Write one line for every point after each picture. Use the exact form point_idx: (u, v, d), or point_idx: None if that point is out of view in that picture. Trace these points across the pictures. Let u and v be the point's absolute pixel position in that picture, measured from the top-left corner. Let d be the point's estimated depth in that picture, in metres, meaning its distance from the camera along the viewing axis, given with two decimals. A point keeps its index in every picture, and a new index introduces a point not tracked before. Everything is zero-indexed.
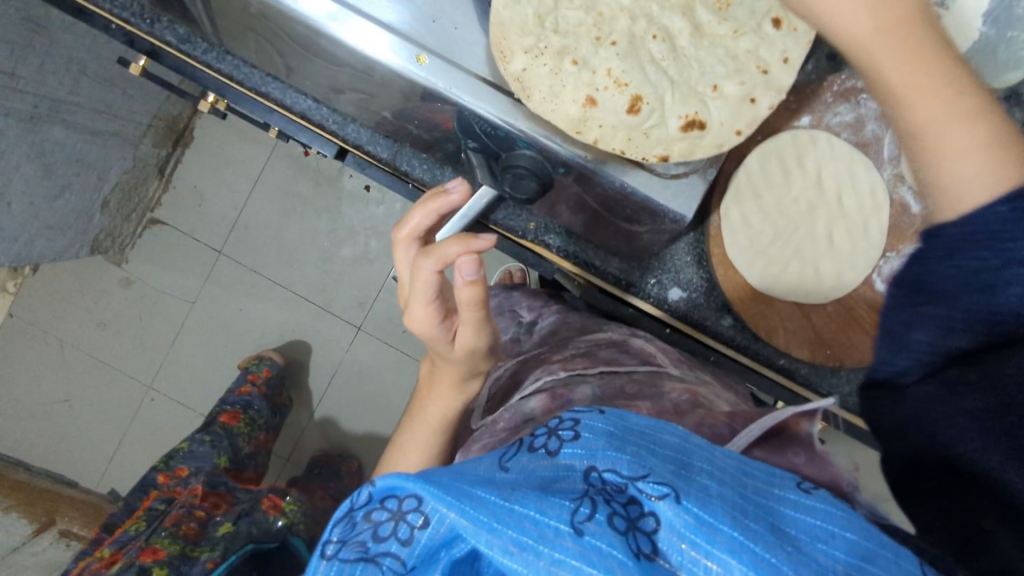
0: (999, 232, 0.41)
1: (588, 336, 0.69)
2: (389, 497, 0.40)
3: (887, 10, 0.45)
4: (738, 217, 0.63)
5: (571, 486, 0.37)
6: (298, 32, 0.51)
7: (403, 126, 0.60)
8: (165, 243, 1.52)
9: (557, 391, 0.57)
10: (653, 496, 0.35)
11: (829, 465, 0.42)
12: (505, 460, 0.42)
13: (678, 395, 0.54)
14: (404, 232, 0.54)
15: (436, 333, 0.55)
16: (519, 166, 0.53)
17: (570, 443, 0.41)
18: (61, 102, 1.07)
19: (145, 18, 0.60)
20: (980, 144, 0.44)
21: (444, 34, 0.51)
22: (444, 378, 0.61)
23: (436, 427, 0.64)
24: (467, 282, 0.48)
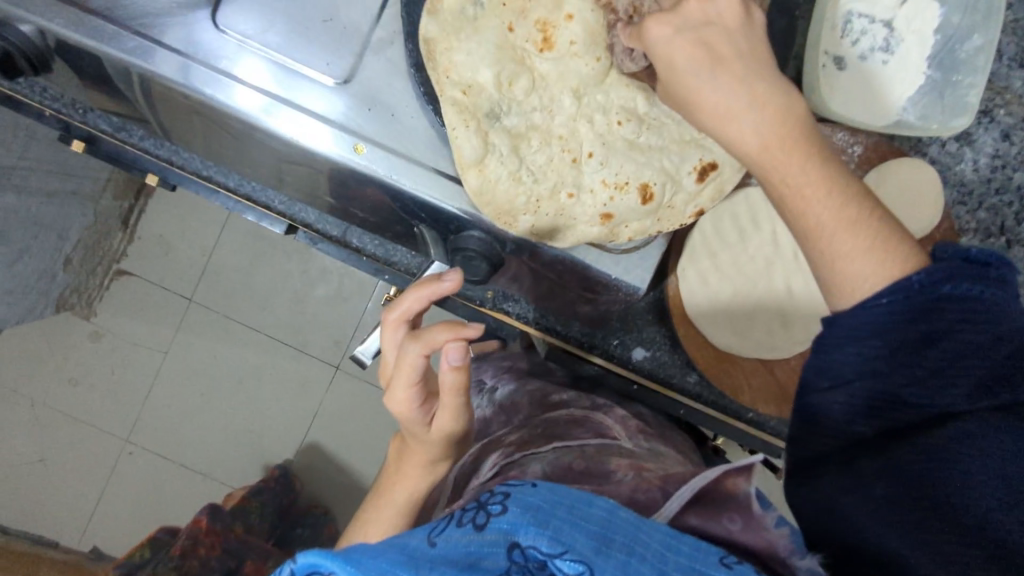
0: (883, 329, 0.40)
1: (548, 411, 0.68)
2: (313, 575, 0.41)
3: (754, 113, 0.44)
4: (695, 275, 0.61)
5: (490, 562, 0.40)
6: (229, 122, 0.51)
7: (350, 206, 0.58)
8: (133, 294, 1.49)
9: (508, 473, 0.56)
10: (568, 574, 0.39)
11: (764, 528, 0.44)
12: (434, 532, 0.44)
13: (623, 474, 0.53)
14: (394, 314, 0.53)
15: (414, 415, 0.56)
16: (468, 248, 0.52)
17: (497, 517, 0.43)
18: (10, 167, 1.05)
19: (78, 108, 0.59)
20: (866, 248, 0.42)
21: (384, 121, 0.50)
22: (413, 459, 0.62)
23: (399, 507, 0.64)
24: (451, 366, 0.50)
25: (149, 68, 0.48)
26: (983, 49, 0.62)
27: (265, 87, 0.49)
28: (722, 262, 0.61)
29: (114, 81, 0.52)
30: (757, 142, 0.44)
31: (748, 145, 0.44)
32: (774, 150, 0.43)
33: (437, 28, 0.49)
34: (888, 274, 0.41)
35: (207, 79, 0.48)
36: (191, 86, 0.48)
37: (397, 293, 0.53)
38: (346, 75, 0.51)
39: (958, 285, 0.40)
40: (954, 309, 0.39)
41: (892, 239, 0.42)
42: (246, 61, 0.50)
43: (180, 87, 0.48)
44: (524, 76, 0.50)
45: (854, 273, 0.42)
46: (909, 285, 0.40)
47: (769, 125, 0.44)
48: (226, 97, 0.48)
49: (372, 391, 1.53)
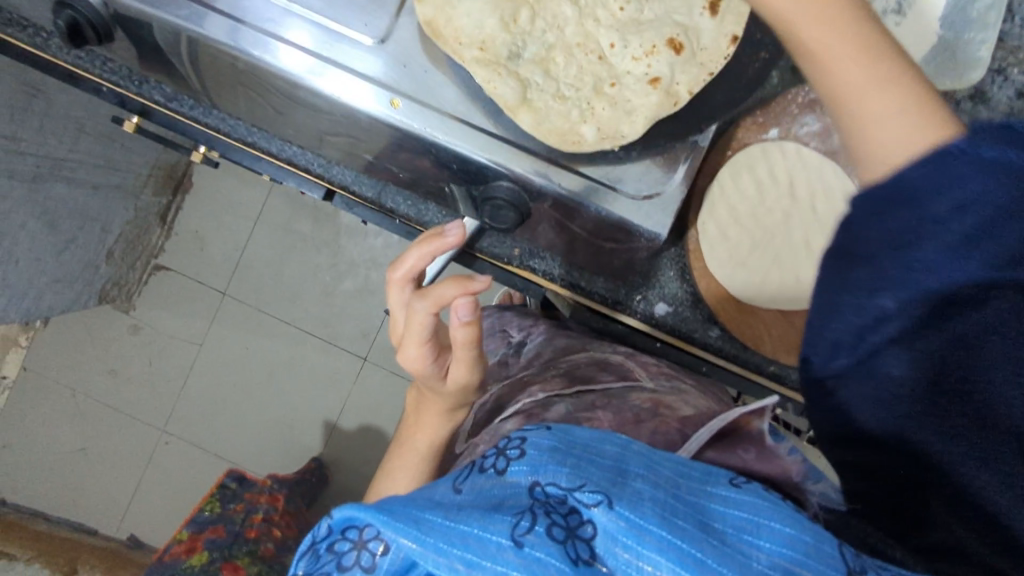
0: (917, 192, 0.45)
1: (569, 356, 0.72)
2: (349, 528, 0.40)
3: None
4: (715, 231, 0.64)
5: (513, 500, 0.39)
6: (276, 82, 0.53)
7: (385, 165, 0.61)
8: (171, 288, 1.55)
9: (533, 411, 0.59)
10: (589, 504, 0.37)
11: (778, 456, 0.46)
12: (459, 481, 0.43)
13: (642, 405, 0.59)
14: (398, 273, 0.57)
15: (428, 369, 0.58)
16: (497, 197, 0.55)
17: (515, 461, 0.42)
18: (62, 159, 1.11)
19: (134, 80, 0.63)
20: (902, 110, 0.48)
21: (414, 80, 0.53)
22: (432, 406, 0.65)
23: (424, 452, 0.67)
24: (461, 323, 0.52)
25: (201, 33, 0.51)
26: (992, 7, 0.63)
27: (307, 46, 0.51)
28: (738, 220, 0.64)
29: (165, 53, 0.56)
30: (800, 14, 0.48)
31: (792, 16, 0.49)
32: (819, 19, 0.48)
33: (433, 6, 0.50)
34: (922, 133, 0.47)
35: (255, 41, 0.51)
36: (240, 50, 0.51)
37: (404, 251, 0.57)
38: (382, 35, 0.52)
39: (989, 147, 0.45)
40: (993, 162, 0.44)
41: (934, 116, 0.47)
42: (292, 25, 0.51)
43: (230, 50, 0.51)
44: (523, 7, 0.52)
45: (891, 135, 0.48)
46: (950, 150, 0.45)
47: (822, 8, 0.48)
48: (273, 59, 0.51)
49: (398, 380, 1.56)
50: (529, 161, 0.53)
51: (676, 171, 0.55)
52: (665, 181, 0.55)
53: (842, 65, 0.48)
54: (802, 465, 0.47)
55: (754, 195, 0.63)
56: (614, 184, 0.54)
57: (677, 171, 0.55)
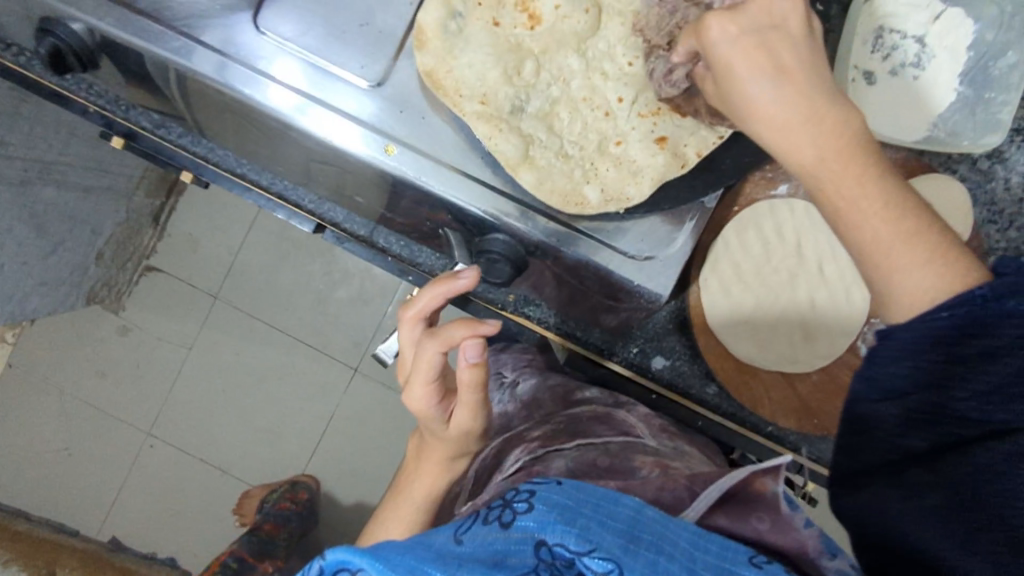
0: (950, 338, 0.43)
1: (572, 407, 0.69)
2: (342, 569, 0.42)
3: (818, 136, 0.45)
4: (717, 287, 0.63)
5: (517, 558, 0.41)
6: (262, 118, 0.51)
7: (380, 208, 0.59)
8: (161, 290, 1.52)
9: (533, 469, 0.56)
10: (596, 572, 0.39)
11: (795, 529, 0.46)
12: (460, 532, 0.45)
13: (648, 471, 0.54)
14: (410, 312, 0.56)
15: (432, 411, 0.58)
16: (493, 251, 0.52)
17: (522, 516, 0.43)
18: (52, 163, 1.08)
19: (121, 105, 0.61)
20: (923, 259, 0.46)
21: (411, 124, 0.50)
22: (433, 453, 0.65)
23: (419, 503, 0.66)
24: (469, 364, 0.52)
25: (189, 67, 0.48)
26: (1016, 68, 0.67)
27: (298, 86, 0.49)
28: (741, 278, 0.63)
29: (151, 79, 0.53)
30: (814, 159, 0.45)
31: (807, 161, 0.45)
32: (831, 166, 0.45)
33: (432, 61, 0.49)
34: (940, 286, 0.45)
35: (245, 78, 0.48)
36: (227, 85, 0.48)
37: (414, 292, 0.55)
38: (379, 78, 0.50)
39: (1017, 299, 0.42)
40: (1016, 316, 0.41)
41: (948, 252, 0.46)
42: (281, 61, 0.49)
43: (215, 84, 0.48)
44: (528, 61, 0.51)
45: (911, 284, 0.46)
46: (974, 299, 0.43)
47: (825, 141, 0.45)
48: (260, 96, 0.48)
49: (389, 394, 1.54)
50: (511, 205, 0.51)
51: (683, 231, 0.53)
52: (672, 242, 0.53)
53: (854, 209, 0.46)
54: (821, 539, 0.46)
55: (760, 254, 0.63)
56: (612, 243, 0.52)
57: (684, 231, 0.53)
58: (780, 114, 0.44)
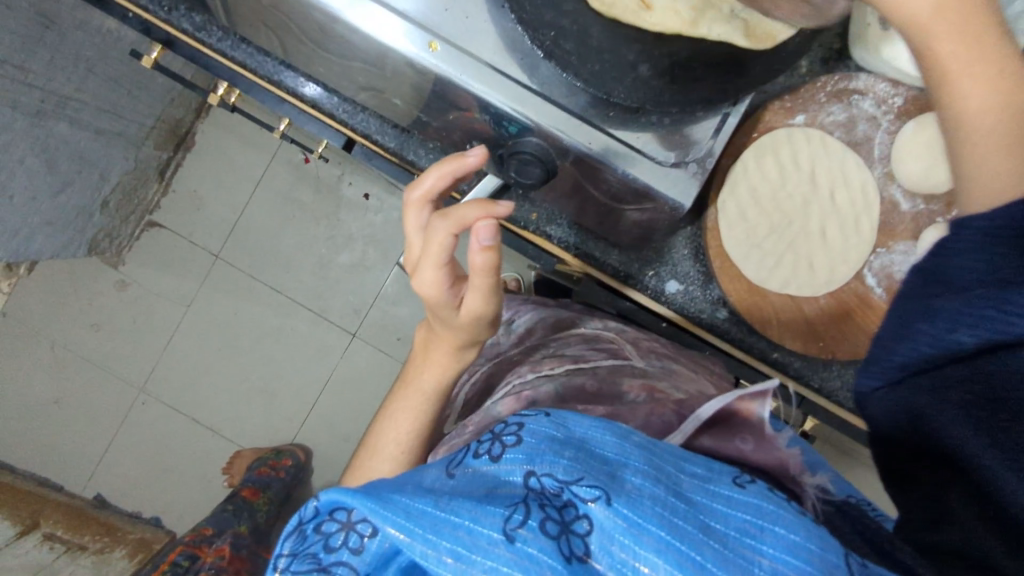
0: (998, 232, 0.40)
1: (562, 335, 0.71)
2: (337, 509, 0.38)
3: (957, 8, 0.41)
4: (734, 209, 0.62)
5: (510, 491, 0.37)
6: (310, 12, 0.52)
7: (415, 113, 0.61)
8: (163, 246, 1.52)
9: (521, 392, 0.58)
10: (586, 499, 0.34)
11: (776, 448, 0.44)
12: (451, 466, 0.41)
13: (636, 395, 0.54)
14: (417, 194, 0.51)
15: (443, 297, 0.52)
16: (525, 150, 0.54)
17: (512, 448, 0.39)
18: (67, 98, 1.09)
19: (164, 6, 0.62)
20: (1002, 148, 0.43)
21: (456, 23, 0.52)
22: (439, 345, 0.58)
23: (426, 394, 0.61)
24: (482, 248, 0.46)
25: None
26: None
27: None
28: (758, 201, 0.62)
29: None
30: (933, 24, 0.41)
31: (923, 26, 0.41)
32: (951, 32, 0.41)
33: None
34: (1022, 172, 0.42)
35: None
36: None
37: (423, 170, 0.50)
38: None
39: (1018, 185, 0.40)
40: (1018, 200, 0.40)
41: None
42: None
43: None
44: None
45: (994, 167, 0.43)
46: (1019, 201, 0.39)
47: (961, 5, 0.41)
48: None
49: (386, 360, 1.54)
50: (546, 110, 0.52)
51: (699, 147, 0.54)
52: (692, 151, 0.54)
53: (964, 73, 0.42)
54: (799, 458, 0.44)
55: (777, 179, 0.61)
56: (638, 146, 0.53)
57: (700, 147, 0.54)
58: None
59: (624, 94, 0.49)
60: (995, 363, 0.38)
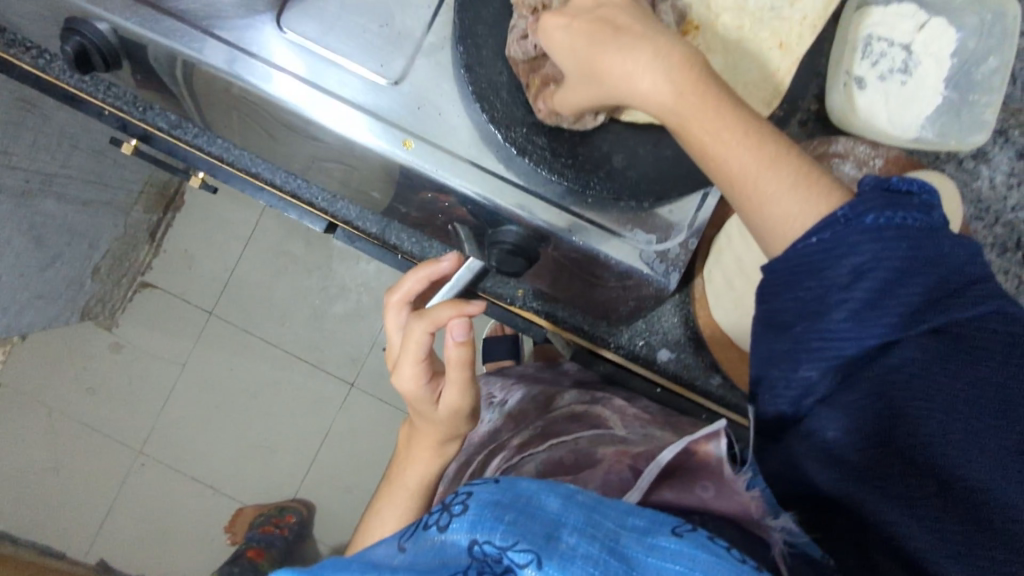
0: (858, 271, 0.40)
1: (552, 413, 0.69)
2: None
3: (682, 73, 0.43)
4: (722, 280, 0.60)
5: (453, 559, 0.37)
6: (283, 115, 0.52)
7: (392, 200, 0.60)
8: (156, 306, 1.51)
9: (505, 473, 0.57)
10: (520, 564, 0.34)
11: (737, 493, 0.41)
12: (404, 540, 0.41)
13: (609, 461, 0.54)
14: (396, 296, 0.55)
15: (421, 393, 0.52)
16: (505, 242, 0.52)
17: (458, 517, 0.38)
18: (53, 175, 1.08)
19: (138, 105, 0.62)
20: (793, 186, 0.43)
21: (428, 120, 0.51)
22: (422, 440, 0.58)
23: (413, 490, 0.60)
24: (456, 344, 0.47)
25: (202, 60, 0.50)
26: (999, 72, 0.62)
27: (302, 73, 0.50)
28: (745, 272, 0.58)
29: (159, 75, 0.55)
30: (672, 96, 0.43)
31: (664, 100, 0.43)
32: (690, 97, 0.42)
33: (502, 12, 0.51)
34: (816, 210, 0.42)
35: (255, 69, 0.50)
36: (238, 77, 0.50)
37: (400, 276, 0.55)
38: (397, 76, 0.51)
39: (874, 214, 0.40)
40: (883, 229, 0.40)
41: (812, 175, 0.43)
42: (286, 51, 0.51)
43: (225, 75, 0.50)
44: None
45: (786, 212, 0.43)
46: (835, 219, 0.41)
47: (674, 75, 0.43)
48: (268, 86, 0.50)
49: (385, 409, 1.53)
50: (522, 198, 0.52)
51: (680, 228, 0.53)
52: (673, 234, 0.53)
53: (714, 139, 0.43)
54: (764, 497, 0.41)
55: None
56: (619, 231, 0.52)
57: (682, 228, 0.53)
58: (615, 68, 0.43)
59: (599, 188, 0.50)
60: (888, 400, 0.39)
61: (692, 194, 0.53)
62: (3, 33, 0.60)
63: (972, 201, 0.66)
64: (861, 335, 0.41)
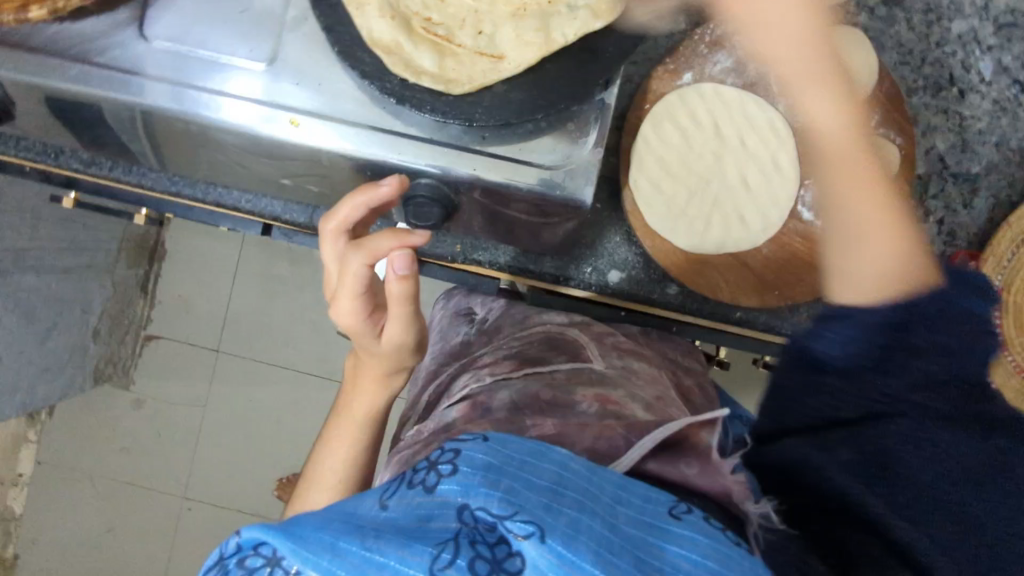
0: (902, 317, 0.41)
1: (528, 330, 0.66)
2: (261, 544, 0.35)
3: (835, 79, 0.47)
4: (648, 185, 0.60)
5: (441, 524, 0.35)
6: (176, 124, 0.53)
7: (307, 184, 0.61)
8: (165, 356, 1.55)
9: (477, 398, 0.57)
10: (519, 536, 0.33)
11: (719, 473, 0.46)
12: (385, 496, 0.38)
13: (588, 406, 0.53)
14: (333, 224, 0.51)
15: (360, 326, 0.52)
16: (417, 196, 0.53)
17: (447, 477, 0.37)
18: (25, 249, 1.11)
19: (50, 152, 0.64)
20: (891, 241, 0.44)
21: (311, 93, 0.52)
22: (369, 370, 0.58)
23: (361, 421, 0.60)
24: (398, 277, 0.48)
25: (141, 100, 0.51)
26: None
27: (257, 96, 0.51)
28: (668, 170, 0.61)
29: (115, 124, 0.55)
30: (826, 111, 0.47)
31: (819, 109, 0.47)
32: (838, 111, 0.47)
33: None
34: (907, 264, 0.43)
35: (204, 101, 0.51)
36: (188, 110, 0.51)
37: (337, 202, 0.50)
38: (270, 56, 0.52)
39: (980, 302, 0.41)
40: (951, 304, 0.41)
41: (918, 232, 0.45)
42: (233, 77, 0.52)
43: (180, 114, 0.51)
44: None
45: (880, 263, 0.44)
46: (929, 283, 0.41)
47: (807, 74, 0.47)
48: (168, 100, 0.51)
49: None
50: (424, 149, 0.51)
51: (586, 140, 0.52)
52: (577, 147, 0.52)
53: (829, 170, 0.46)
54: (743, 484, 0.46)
55: (682, 144, 0.61)
56: (525, 156, 0.52)
57: (587, 140, 0.52)
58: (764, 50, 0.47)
59: (483, 117, 0.49)
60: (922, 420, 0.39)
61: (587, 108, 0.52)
62: None
63: (893, 49, 0.69)
64: (901, 387, 0.40)
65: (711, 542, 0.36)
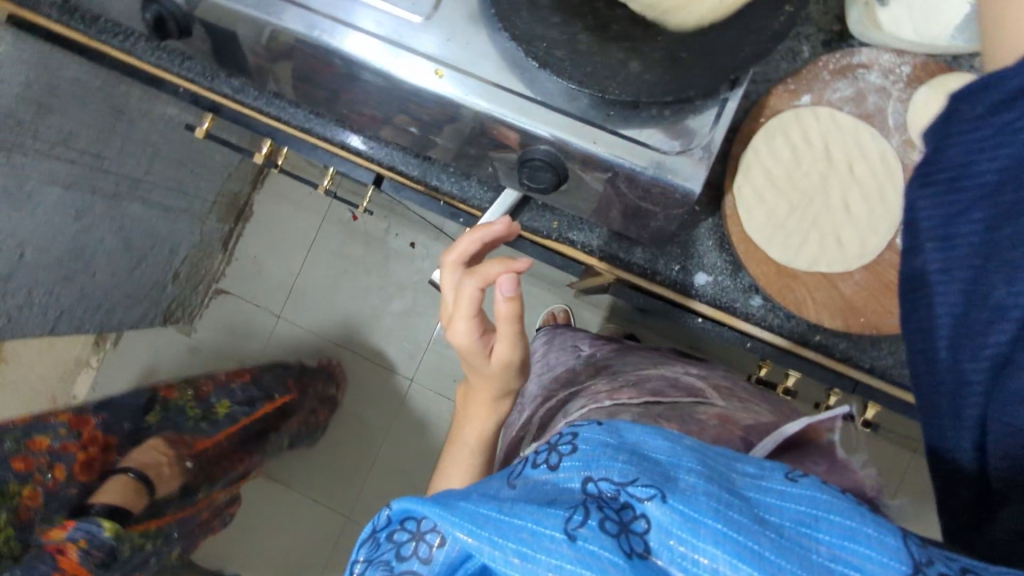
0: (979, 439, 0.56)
1: (644, 372, 0.69)
2: (406, 519, 0.41)
3: None
4: (750, 192, 0.64)
5: (569, 496, 0.37)
6: (336, 62, 0.58)
7: (431, 135, 0.64)
8: (229, 312, 1.62)
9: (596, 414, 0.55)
10: (642, 498, 0.35)
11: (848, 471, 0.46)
12: (513, 477, 0.42)
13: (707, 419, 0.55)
14: (452, 257, 0.56)
15: (475, 347, 0.54)
16: (534, 157, 0.57)
17: (569, 456, 0.41)
18: (139, 180, 1.20)
19: (207, 76, 0.71)
20: None
21: (461, 50, 0.56)
22: (479, 396, 0.62)
23: (471, 446, 0.65)
24: (506, 298, 0.49)
25: (279, 23, 0.56)
26: None
27: (375, 31, 0.56)
28: (773, 183, 0.64)
29: (241, 45, 0.62)
30: None
31: None
32: None
33: None
34: None
35: (329, 29, 0.56)
36: (312, 37, 0.56)
37: (456, 237, 0.56)
38: (428, 12, 0.56)
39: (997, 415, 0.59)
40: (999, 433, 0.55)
41: None
42: (364, 12, 0.56)
43: (303, 37, 0.56)
44: None
45: None
46: None
47: None
48: (338, 42, 0.56)
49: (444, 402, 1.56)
50: (554, 116, 0.55)
51: (703, 133, 0.55)
52: (696, 138, 0.55)
53: None
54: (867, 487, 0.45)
55: (789, 158, 0.64)
56: (648, 141, 0.55)
57: (705, 134, 0.55)
58: None
59: (617, 90, 0.51)
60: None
61: (708, 106, 0.55)
62: (96, 22, 0.70)
63: None
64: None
65: (830, 498, 0.35)
